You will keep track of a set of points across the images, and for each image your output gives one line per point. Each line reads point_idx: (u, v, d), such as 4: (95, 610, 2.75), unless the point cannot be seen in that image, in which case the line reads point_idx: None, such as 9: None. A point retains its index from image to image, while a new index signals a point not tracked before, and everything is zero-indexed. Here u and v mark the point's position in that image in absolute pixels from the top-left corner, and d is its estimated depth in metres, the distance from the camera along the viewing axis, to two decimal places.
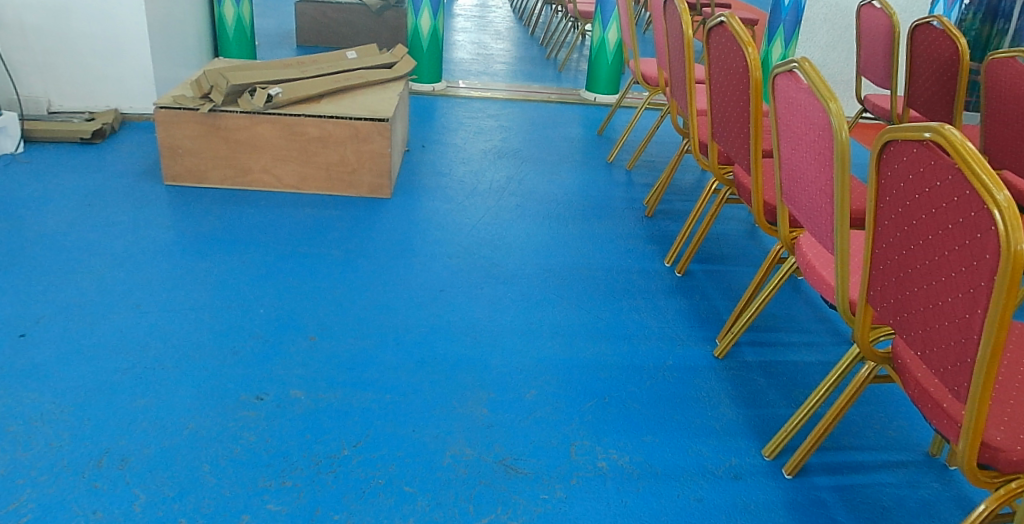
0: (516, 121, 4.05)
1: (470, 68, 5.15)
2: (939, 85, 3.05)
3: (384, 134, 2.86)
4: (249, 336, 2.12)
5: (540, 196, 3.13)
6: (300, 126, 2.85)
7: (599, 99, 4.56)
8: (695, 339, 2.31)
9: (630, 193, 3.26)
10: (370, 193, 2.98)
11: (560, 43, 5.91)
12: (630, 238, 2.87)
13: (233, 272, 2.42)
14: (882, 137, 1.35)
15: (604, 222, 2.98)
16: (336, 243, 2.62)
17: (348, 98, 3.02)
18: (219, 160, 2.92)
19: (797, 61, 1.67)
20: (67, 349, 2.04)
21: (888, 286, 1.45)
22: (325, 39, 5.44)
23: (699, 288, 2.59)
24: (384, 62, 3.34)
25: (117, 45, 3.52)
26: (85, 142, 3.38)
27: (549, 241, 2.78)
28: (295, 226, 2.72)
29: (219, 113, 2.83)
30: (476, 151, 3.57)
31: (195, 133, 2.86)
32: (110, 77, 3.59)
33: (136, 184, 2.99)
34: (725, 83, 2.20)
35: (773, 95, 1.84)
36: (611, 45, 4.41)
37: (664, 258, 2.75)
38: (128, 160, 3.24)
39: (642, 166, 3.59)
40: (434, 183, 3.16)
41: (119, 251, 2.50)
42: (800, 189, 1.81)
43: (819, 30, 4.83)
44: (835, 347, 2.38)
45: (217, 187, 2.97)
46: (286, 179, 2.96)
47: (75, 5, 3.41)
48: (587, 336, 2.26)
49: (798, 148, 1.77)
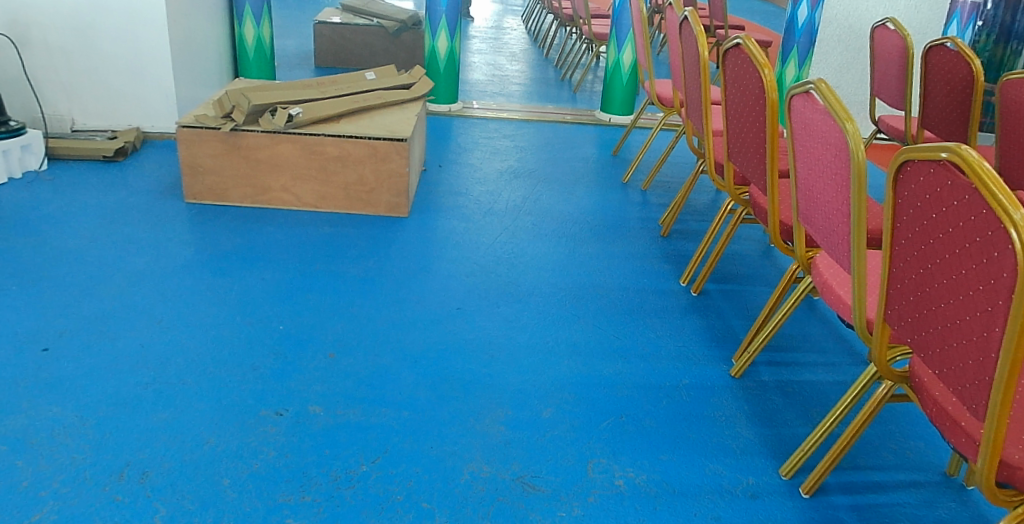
0: (532, 142, 4.09)
1: (486, 89, 5.21)
2: (954, 107, 3.07)
3: (402, 153, 2.89)
4: (268, 352, 2.15)
5: (556, 216, 3.16)
6: (319, 146, 2.88)
7: (613, 120, 4.59)
8: (711, 359, 2.31)
9: (645, 213, 3.29)
10: (388, 212, 3.01)
11: (575, 64, 5.97)
12: (645, 258, 2.89)
13: (254, 289, 2.45)
14: (899, 157, 1.36)
15: (620, 242, 2.99)
16: (354, 261, 2.65)
17: (366, 118, 3.06)
18: (240, 179, 2.97)
19: (813, 83, 1.69)
20: (89, 364, 2.07)
21: (905, 305, 1.46)
22: (342, 60, 5.49)
23: (715, 308, 2.60)
24: (403, 84, 3.39)
25: (141, 67, 3.60)
26: (108, 160, 3.44)
27: (565, 259, 2.80)
28: (314, 244, 2.75)
29: (241, 132, 2.87)
30: (492, 171, 3.60)
31: (217, 152, 2.91)
32: (133, 97, 3.66)
33: (157, 202, 3.03)
34: (741, 103, 2.22)
35: (789, 116, 1.86)
36: (626, 66, 4.47)
37: (680, 278, 2.76)
38: (150, 178, 3.29)
39: (658, 187, 3.60)
40: (451, 202, 3.19)
41: (141, 268, 2.54)
42: (816, 208, 1.83)
43: (832, 51, 4.92)
44: (852, 367, 2.37)
45: (237, 205, 3.01)
46: (305, 197, 2.99)
47: (99, 25, 3.48)
48: (604, 355, 2.27)
49: (814, 168, 1.78)
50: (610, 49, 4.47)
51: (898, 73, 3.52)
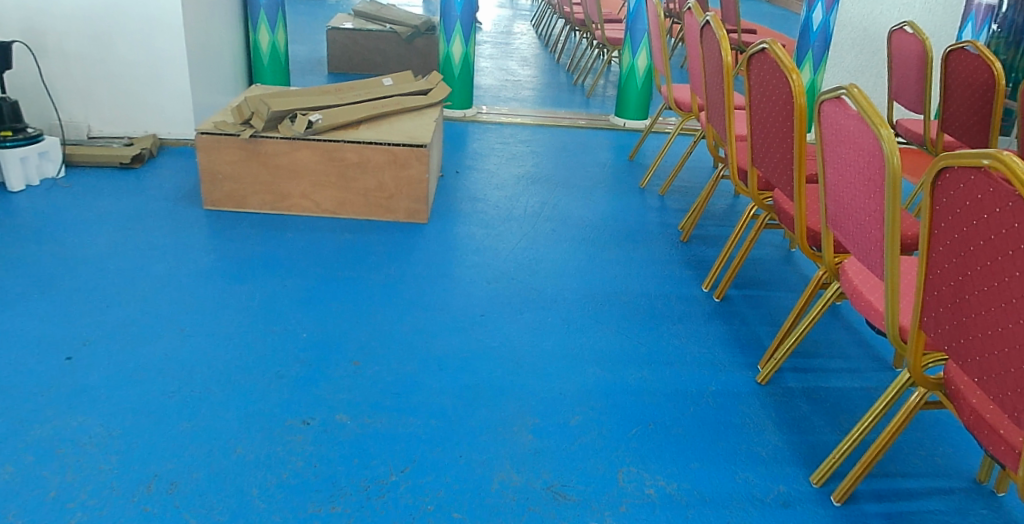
0: (548, 147, 4.08)
1: (499, 94, 5.20)
2: (975, 110, 3.05)
3: (422, 159, 2.88)
4: (292, 360, 2.14)
5: (575, 222, 3.15)
6: (339, 152, 2.87)
7: (628, 124, 4.57)
8: (736, 366, 2.30)
9: (664, 218, 3.28)
10: (407, 218, 2.99)
11: (587, 69, 5.97)
12: (666, 263, 2.87)
13: (277, 296, 2.44)
14: (937, 162, 1.34)
15: (640, 247, 2.98)
16: (376, 267, 2.64)
17: (385, 124, 3.05)
18: (259, 186, 2.96)
19: (845, 88, 1.67)
20: (114, 373, 2.07)
21: (943, 312, 1.45)
22: (356, 66, 5.49)
23: (738, 314, 2.58)
24: (420, 89, 3.38)
25: (157, 74, 3.60)
26: (125, 167, 3.44)
27: (586, 265, 2.79)
28: (334, 249, 2.75)
29: (260, 138, 2.87)
30: (509, 176, 3.60)
31: (236, 159, 2.91)
32: (149, 104, 3.66)
33: (176, 209, 3.03)
34: (766, 108, 2.20)
35: (819, 121, 1.84)
36: (640, 71, 4.46)
37: (702, 284, 2.74)
38: (168, 185, 3.29)
39: (676, 191, 3.59)
40: (469, 208, 3.18)
41: (162, 275, 2.54)
42: (847, 214, 1.81)
43: (846, 55, 4.90)
44: (878, 373, 2.35)
45: (256, 212, 3.01)
46: (325, 204, 2.98)
47: (116, 32, 3.49)
48: (630, 362, 2.25)
49: (845, 173, 1.76)
50: (623, 54, 4.47)
51: (917, 76, 3.50)
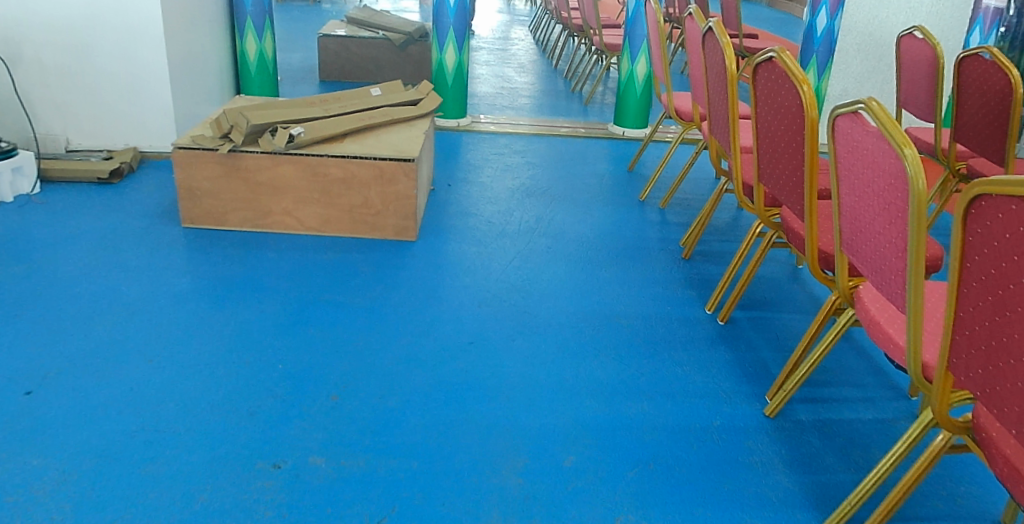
0: (544, 158, 3.93)
1: (495, 102, 5.07)
2: (989, 120, 2.91)
3: (410, 174, 2.73)
4: (267, 394, 1.99)
5: (572, 238, 3.00)
6: (322, 167, 2.73)
7: (627, 133, 4.43)
8: (741, 396, 2.15)
9: (664, 234, 3.13)
10: (395, 235, 2.85)
11: (585, 75, 5.83)
12: (667, 282, 2.73)
13: (253, 322, 2.30)
14: (970, 190, 1.18)
15: (640, 265, 2.83)
16: (360, 289, 2.49)
17: (372, 136, 2.90)
18: (239, 202, 2.82)
19: (863, 102, 1.53)
20: (75, 408, 1.92)
21: (975, 355, 1.30)
22: (348, 73, 5.34)
23: (743, 338, 2.43)
24: (409, 99, 3.24)
25: (136, 85, 3.46)
26: (102, 182, 3.30)
27: (582, 285, 2.64)
28: (316, 269, 2.60)
29: (239, 153, 2.72)
30: (503, 189, 3.45)
31: (215, 175, 2.77)
32: (129, 116, 3.52)
33: (153, 227, 2.89)
34: (774, 120, 2.06)
35: (833, 137, 1.70)
36: (639, 78, 4.32)
37: (705, 305, 2.59)
38: (146, 200, 3.15)
39: (677, 204, 3.45)
40: (461, 223, 3.04)
41: (134, 300, 2.40)
42: (864, 239, 1.66)
43: (852, 60, 4.72)
44: (893, 403, 2.20)
45: (236, 230, 2.86)
46: (308, 221, 2.84)
47: (93, 42, 3.36)
48: (628, 394, 2.10)
49: (862, 195, 1.62)
50: (622, 60, 4.33)
51: (927, 82, 3.35)
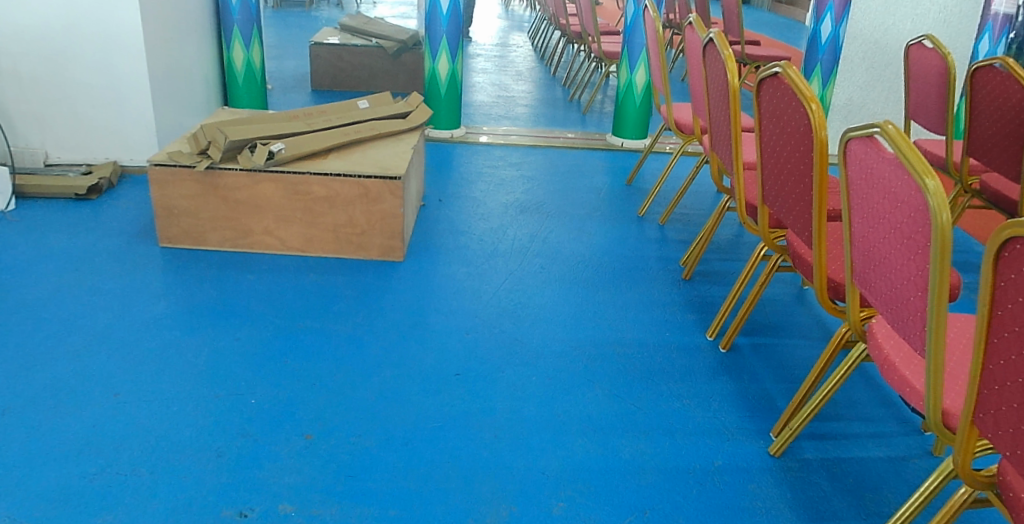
0: (540, 171, 3.80)
1: (491, 112, 4.95)
2: (1005, 134, 2.77)
3: (396, 193, 2.61)
4: (237, 434, 1.86)
5: (567, 257, 2.87)
6: (304, 186, 2.61)
7: (626, 144, 4.30)
8: (744, 433, 2.02)
9: (663, 252, 3.00)
10: (380, 256, 2.72)
11: (584, 83, 5.71)
12: (666, 305, 2.59)
13: (227, 352, 2.17)
14: (1002, 232, 1.05)
15: (637, 287, 2.70)
16: (341, 315, 2.36)
17: (357, 152, 2.78)
18: (218, 222, 2.69)
19: (879, 125, 1.40)
20: (31, 449, 1.79)
21: (1005, 411, 1.16)
22: (340, 82, 5.21)
23: (746, 367, 2.30)
24: (398, 112, 3.12)
25: (117, 96, 3.33)
26: (80, 198, 3.18)
27: (577, 309, 2.51)
28: (297, 293, 2.48)
29: (218, 170, 2.59)
30: (496, 205, 3.32)
31: (192, 193, 2.65)
32: (110, 129, 3.39)
33: (129, 246, 2.77)
34: (781, 140, 1.93)
35: (845, 162, 1.57)
36: (639, 88, 4.20)
37: (706, 331, 2.46)
38: (124, 217, 3.02)
39: (677, 220, 3.32)
40: (451, 242, 2.91)
41: (103, 327, 2.27)
42: (879, 273, 1.53)
43: (857, 69, 4.58)
44: (905, 440, 2.07)
45: (216, 250, 2.74)
46: (290, 241, 2.71)
47: (71, 53, 3.23)
48: (623, 431, 1.97)
49: (877, 226, 1.49)
50: (621, 69, 4.21)
51: (938, 94, 3.23)
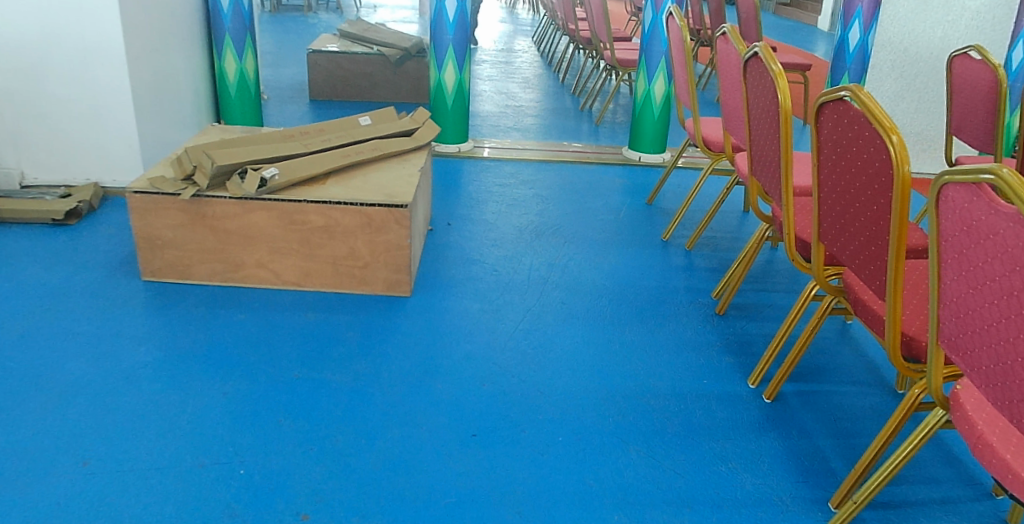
0: (555, 189, 3.55)
1: (499, 123, 4.70)
2: None
3: (402, 222, 2.36)
4: (221, 514, 1.61)
5: (588, 289, 2.62)
6: (300, 214, 2.36)
7: (644, 158, 4.05)
8: (801, 504, 1.77)
9: (692, 282, 2.75)
10: (385, 290, 2.47)
11: (595, 92, 5.46)
12: (702, 346, 2.35)
13: (213, 409, 1.92)
14: None
15: (668, 324, 2.45)
16: (342, 362, 2.12)
17: (359, 176, 2.53)
18: (206, 254, 2.45)
19: (992, 170, 1.15)
20: None
21: None
22: (340, 92, 4.96)
23: (796, 421, 2.05)
24: (403, 130, 2.88)
25: (97, 112, 3.09)
26: (58, 223, 2.93)
27: (603, 352, 2.26)
28: (292, 336, 2.23)
29: (205, 198, 2.35)
30: (510, 228, 3.08)
31: (178, 222, 2.40)
32: (91, 148, 3.15)
33: (110, 280, 2.52)
34: (844, 173, 1.64)
35: (937, 209, 1.32)
36: (657, 98, 3.92)
37: (747, 377, 2.21)
38: (105, 246, 2.77)
39: (704, 245, 3.07)
40: (462, 272, 2.66)
41: (75, 377, 2.02)
42: (981, 344, 1.28)
43: (886, 79, 4.25)
44: (980, 509, 1.83)
45: (204, 284, 2.49)
46: (286, 274, 2.46)
47: (48, 65, 2.99)
48: (664, 504, 1.72)
49: (982, 288, 1.24)
50: (638, 79, 3.95)
51: (987, 109, 2.98)
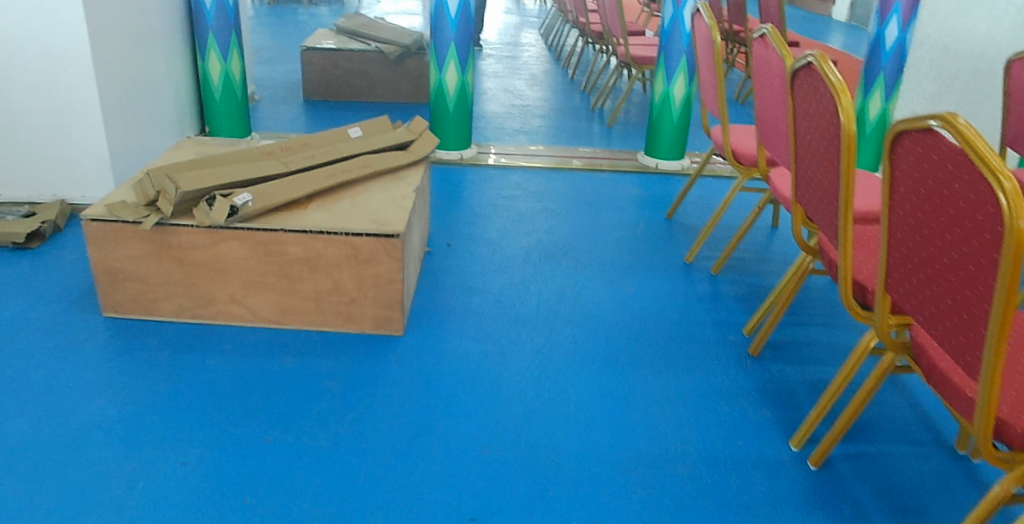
0: (565, 202, 3.26)
1: (505, 125, 4.40)
2: None
3: (392, 253, 2.07)
4: None
5: (604, 324, 2.33)
6: (278, 245, 2.07)
7: (661, 165, 3.74)
8: None
9: (720, 313, 2.45)
10: (375, 328, 2.19)
11: (607, 89, 5.15)
12: (734, 396, 2.06)
13: (171, 485, 1.64)
14: None
15: (695, 368, 2.16)
16: (323, 423, 1.84)
17: (345, 198, 2.23)
18: (172, 288, 2.16)
19: None
20: None
21: None
22: (336, 92, 4.67)
23: (847, 493, 1.77)
24: (397, 142, 2.58)
25: (63, 122, 2.80)
26: (18, 247, 2.65)
27: (623, 405, 1.97)
28: (268, 387, 1.95)
29: (170, 228, 2.06)
30: (516, 249, 2.79)
31: (141, 253, 2.12)
32: (58, 161, 2.86)
33: (67, 316, 2.24)
34: (925, 219, 1.33)
35: None
36: (677, 101, 3.62)
37: (789, 437, 1.92)
38: (67, 274, 2.49)
39: (731, 268, 2.77)
40: (462, 305, 2.37)
41: (15, 442, 1.75)
42: None
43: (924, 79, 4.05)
44: None
45: (171, 321, 2.21)
46: (262, 311, 2.18)
47: (8, 72, 2.71)
48: None
49: None
50: (656, 80, 3.64)
51: None
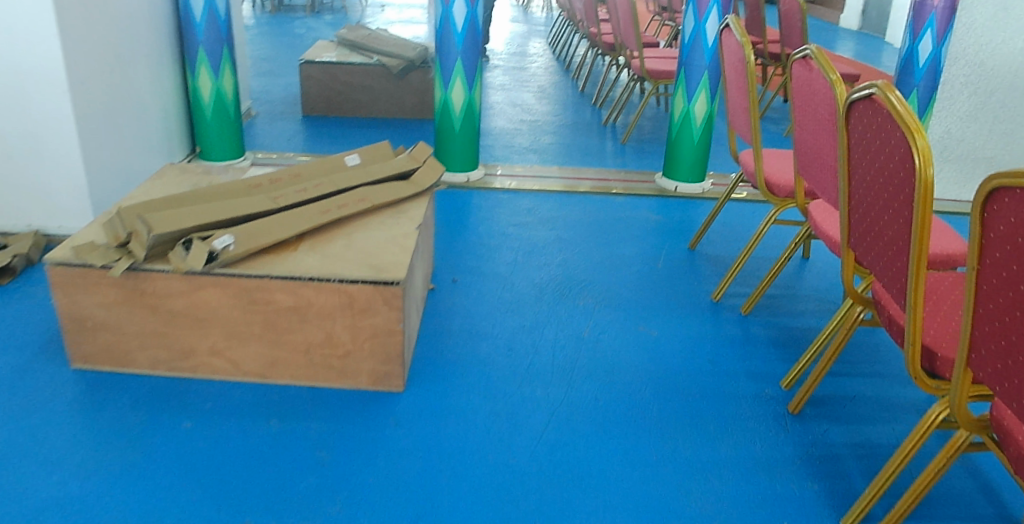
0: (580, 230, 3.03)
1: (513, 143, 4.17)
2: None
3: (391, 302, 1.84)
4: None
5: (626, 377, 2.10)
6: (263, 293, 1.85)
7: (680, 189, 3.51)
8: None
9: (754, 363, 2.22)
10: (371, 385, 1.97)
11: (619, 104, 4.92)
12: (776, 464, 1.82)
13: None
14: None
15: (731, 430, 1.93)
16: (311, 502, 1.61)
17: (339, 238, 2.01)
18: (147, 338, 1.94)
19: None
20: None
21: None
22: (336, 107, 4.46)
23: None
24: (398, 171, 2.35)
25: (35, 147, 2.59)
26: None
27: (651, 479, 1.74)
28: (251, 456, 1.73)
29: (142, 273, 1.84)
30: (527, 285, 2.56)
31: (111, 300, 1.89)
32: (31, 188, 2.65)
33: (32, 367, 2.01)
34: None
35: None
36: (697, 119, 3.38)
37: (840, 517, 1.68)
38: (36, 316, 2.27)
39: (763, 307, 2.54)
40: (469, 354, 2.15)
41: None
42: None
43: None
44: None
45: (146, 374, 1.99)
46: (247, 364, 1.96)
47: None
48: None
49: None
50: (675, 98, 3.41)
51: None
